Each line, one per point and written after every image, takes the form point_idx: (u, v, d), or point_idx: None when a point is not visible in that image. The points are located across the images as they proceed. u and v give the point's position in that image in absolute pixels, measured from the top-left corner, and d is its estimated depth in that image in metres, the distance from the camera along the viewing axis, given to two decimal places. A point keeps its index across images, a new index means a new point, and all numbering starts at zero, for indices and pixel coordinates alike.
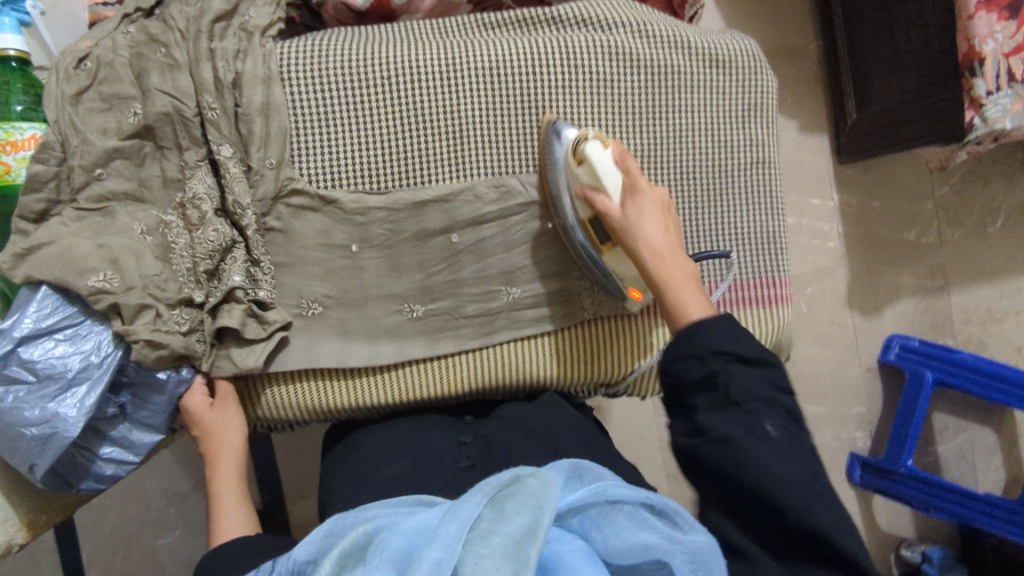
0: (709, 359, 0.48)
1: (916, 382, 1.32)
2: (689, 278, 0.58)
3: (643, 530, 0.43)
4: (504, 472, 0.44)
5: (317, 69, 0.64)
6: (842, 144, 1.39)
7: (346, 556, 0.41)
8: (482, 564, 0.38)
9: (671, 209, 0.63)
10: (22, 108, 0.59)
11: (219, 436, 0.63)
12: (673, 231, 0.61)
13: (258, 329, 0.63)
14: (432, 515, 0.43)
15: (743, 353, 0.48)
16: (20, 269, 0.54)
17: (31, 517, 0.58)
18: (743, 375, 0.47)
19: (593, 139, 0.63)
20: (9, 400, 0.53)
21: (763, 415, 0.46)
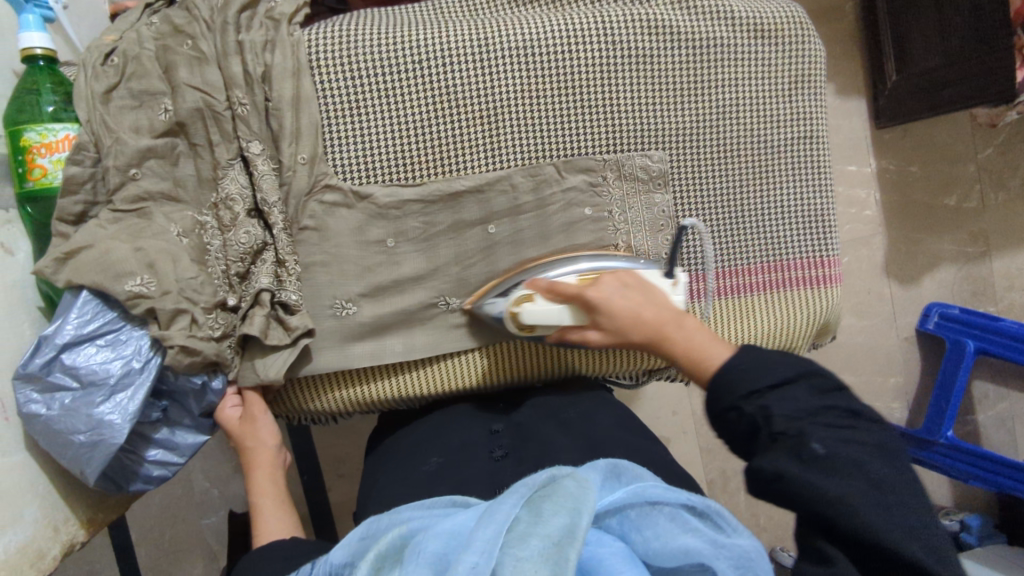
0: (744, 404, 0.45)
1: (958, 351, 1.30)
2: (694, 337, 0.53)
3: (685, 532, 0.42)
4: (540, 473, 0.44)
5: (347, 56, 0.63)
6: (881, 107, 1.33)
7: (381, 560, 0.40)
8: (520, 567, 0.37)
9: (633, 278, 0.57)
10: (53, 109, 0.58)
11: (252, 447, 0.62)
12: (639, 303, 0.55)
13: (282, 335, 0.62)
14: (469, 516, 0.42)
15: (767, 378, 0.45)
16: (62, 274, 0.54)
17: (89, 516, 0.59)
18: (777, 400, 0.44)
19: (522, 302, 0.60)
20: (57, 408, 0.53)
21: (813, 434, 0.41)
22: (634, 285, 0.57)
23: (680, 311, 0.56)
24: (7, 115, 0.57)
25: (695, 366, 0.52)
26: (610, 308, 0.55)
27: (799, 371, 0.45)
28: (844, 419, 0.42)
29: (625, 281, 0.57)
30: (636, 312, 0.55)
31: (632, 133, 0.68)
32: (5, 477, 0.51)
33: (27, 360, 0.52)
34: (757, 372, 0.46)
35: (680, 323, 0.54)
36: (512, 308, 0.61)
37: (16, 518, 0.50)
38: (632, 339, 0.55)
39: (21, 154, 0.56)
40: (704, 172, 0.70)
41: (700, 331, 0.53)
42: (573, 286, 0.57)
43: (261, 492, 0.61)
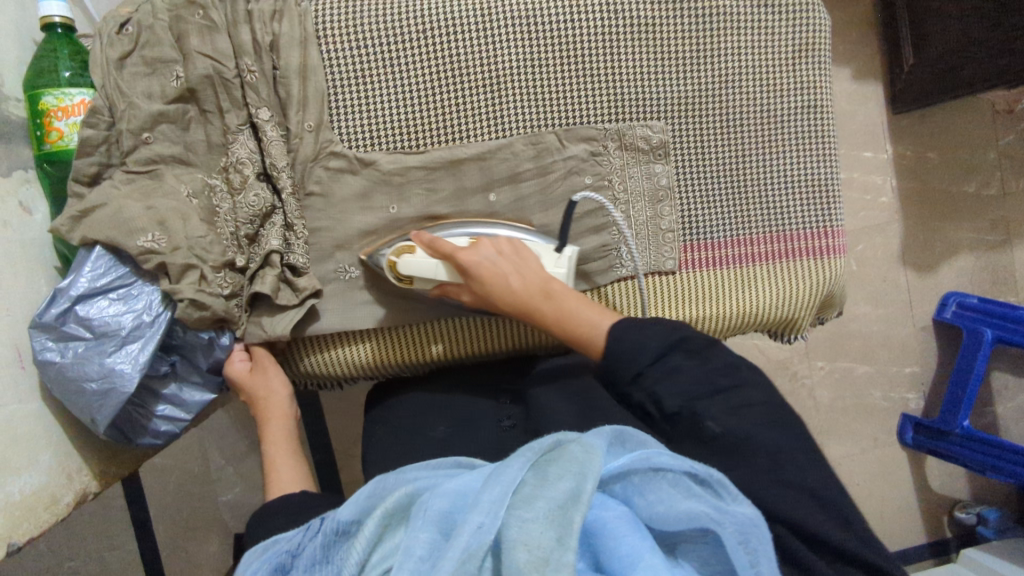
0: (635, 390, 0.50)
1: (975, 340, 1.27)
2: (564, 305, 0.58)
3: (687, 497, 0.41)
4: (547, 438, 0.45)
5: (352, 26, 0.64)
6: (897, 92, 1.32)
7: (388, 517, 0.41)
8: (526, 528, 0.38)
9: (511, 245, 0.61)
10: (70, 74, 0.60)
11: (264, 400, 0.65)
12: (509, 271, 0.59)
13: (291, 295, 0.64)
14: (475, 477, 0.43)
15: (644, 358, 0.50)
16: (77, 231, 0.56)
17: (101, 469, 0.61)
18: (661, 383, 0.49)
19: (400, 255, 0.61)
20: (70, 356, 0.55)
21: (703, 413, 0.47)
22: (513, 254, 0.60)
23: (549, 278, 0.60)
24: (27, 80, 0.59)
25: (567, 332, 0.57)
26: (480, 273, 0.58)
27: (674, 343, 0.50)
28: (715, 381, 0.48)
29: (501, 250, 0.60)
30: (504, 281, 0.58)
31: (634, 103, 0.68)
32: (20, 422, 0.53)
33: (43, 311, 0.54)
34: (636, 352, 0.50)
35: (549, 296, 0.58)
36: (393, 258, 0.61)
37: (29, 462, 0.52)
38: (500, 305, 0.59)
39: (40, 118, 0.58)
40: (705, 143, 0.70)
41: (573, 301, 0.58)
42: (448, 246, 0.59)
43: (275, 441, 0.65)
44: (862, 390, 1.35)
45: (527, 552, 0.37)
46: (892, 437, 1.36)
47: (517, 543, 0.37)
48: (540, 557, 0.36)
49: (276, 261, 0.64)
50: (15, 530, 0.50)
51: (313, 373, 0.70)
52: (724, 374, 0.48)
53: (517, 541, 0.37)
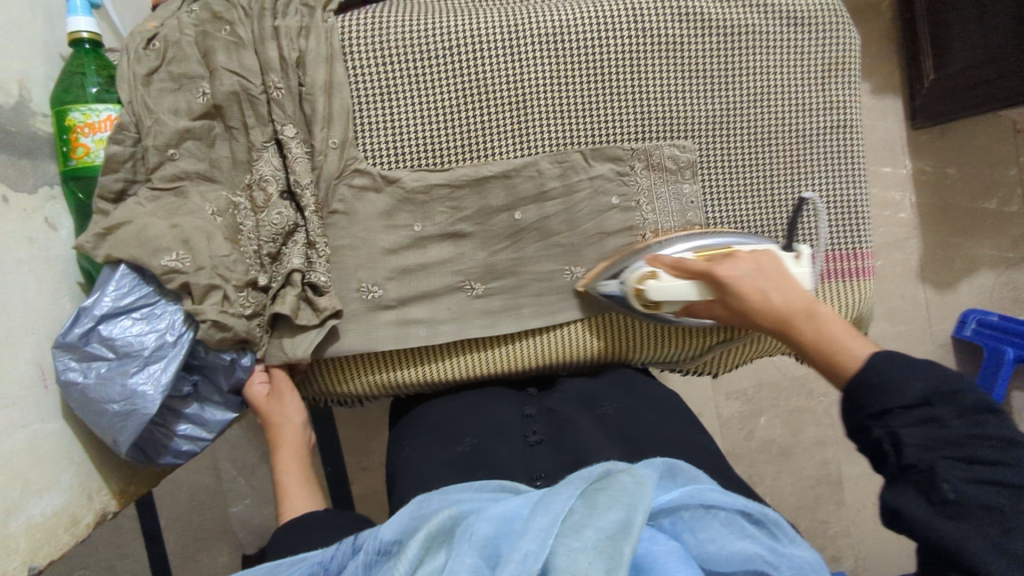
0: (873, 424, 0.46)
1: (996, 359, 1.27)
2: (827, 329, 0.53)
3: (740, 538, 0.41)
4: (596, 467, 0.44)
5: (379, 43, 0.64)
6: (917, 107, 1.30)
7: (431, 540, 0.40)
8: (574, 558, 0.37)
9: (752, 259, 0.58)
10: (97, 90, 0.60)
11: (279, 426, 0.64)
12: (768, 287, 0.56)
13: (311, 316, 0.63)
14: (520, 503, 0.43)
15: (901, 397, 0.44)
16: (102, 248, 0.55)
17: (121, 488, 0.61)
18: (911, 428, 0.43)
19: (649, 279, 0.61)
20: (93, 377, 0.54)
21: (943, 471, 0.41)
22: (769, 268, 0.58)
23: (811, 297, 0.55)
24: (55, 95, 0.59)
25: (823, 356, 0.52)
26: (738, 290, 0.57)
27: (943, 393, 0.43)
28: (988, 455, 0.40)
29: (761, 265, 0.58)
30: (763, 297, 0.56)
31: (663, 121, 0.68)
32: (43, 443, 0.52)
33: (67, 330, 0.53)
34: (891, 387, 0.45)
35: (802, 315, 0.54)
36: (637, 286, 0.62)
37: (50, 483, 0.52)
38: (757, 321, 0.57)
39: (66, 133, 0.58)
40: (734, 162, 0.69)
41: (828, 322, 0.53)
42: (702, 266, 0.59)
43: (290, 468, 0.63)
44: None
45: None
46: None
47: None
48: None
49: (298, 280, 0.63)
50: (37, 553, 0.50)
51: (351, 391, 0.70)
52: (994, 446, 0.41)
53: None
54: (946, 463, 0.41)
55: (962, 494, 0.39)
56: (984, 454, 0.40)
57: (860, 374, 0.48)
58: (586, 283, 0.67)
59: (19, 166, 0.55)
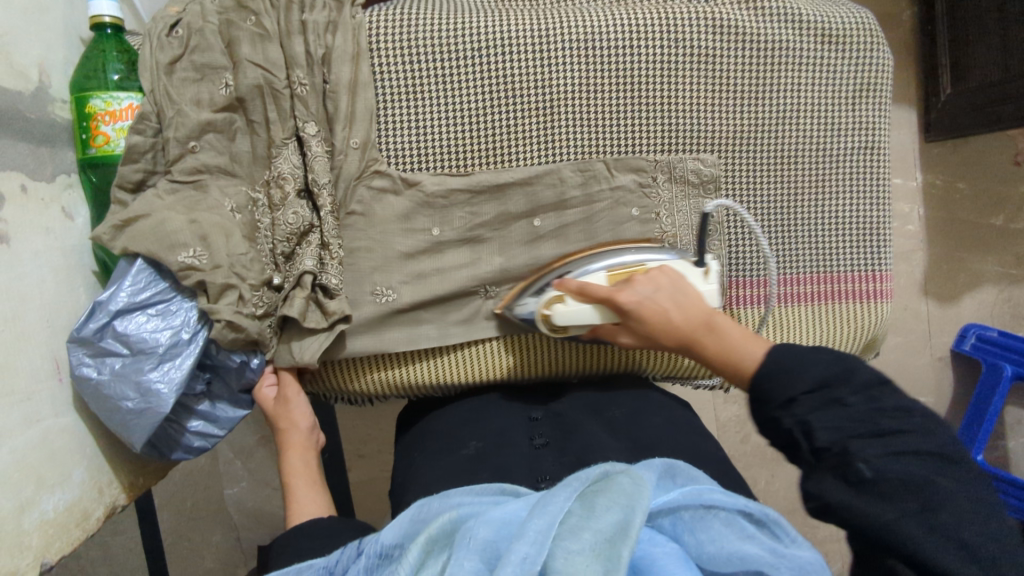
0: (782, 415, 0.46)
1: (994, 375, 1.25)
2: (726, 339, 0.53)
3: (740, 538, 0.41)
4: (593, 469, 0.44)
5: (407, 40, 0.63)
6: (932, 120, 1.30)
7: (432, 543, 0.40)
8: (572, 561, 0.37)
9: (650, 277, 0.57)
10: (118, 77, 0.59)
11: (288, 429, 0.63)
12: (668, 305, 0.55)
13: (320, 319, 0.62)
14: (518, 506, 0.43)
15: (804, 384, 0.45)
16: (118, 241, 0.55)
17: (130, 482, 0.60)
18: (818, 411, 0.44)
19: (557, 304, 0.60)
20: (107, 373, 0.53)
21: (858, 451, 0.41)
22: (666, 283, 0.56)
23: (710, 309, 0.55)
24: (75, 81, 0.58)
25: (727, 369, 0.53)
26: (639, 313, 0.55)
27: (840, 373, 0.45)
28: (887, 424, 0.42)
29: (659, 283, 0.56)
30: (665, 316, 0.55)
31: (688, 134, 0.67)
32: (56, 438, 0.51)
33: (82, 324, 0.53)
34: (795, 375, 0.46)
35: (694, 328, 0.55)
36: (546, 311, 0.61)
37: (64, 478, 0.51)
38: (662, 341, 0.57)
39: (86, 121, 0.57)
40: (756, 178, 0.69)
41: (724, 334, 0.54)
42: (605, 288, 0.57)
43: (296, 472, 0.62)
44: None
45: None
46: None
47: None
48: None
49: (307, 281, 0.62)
50: (48, 549, 0.49)
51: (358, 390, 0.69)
52: (892, 417, 0.42)
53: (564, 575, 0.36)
54: (855, 440, 0.42)
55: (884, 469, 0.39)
56: (885, 425, 0.42)
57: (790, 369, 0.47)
58: (501, 308, 0.67)
59: (38, 154, 0.54)
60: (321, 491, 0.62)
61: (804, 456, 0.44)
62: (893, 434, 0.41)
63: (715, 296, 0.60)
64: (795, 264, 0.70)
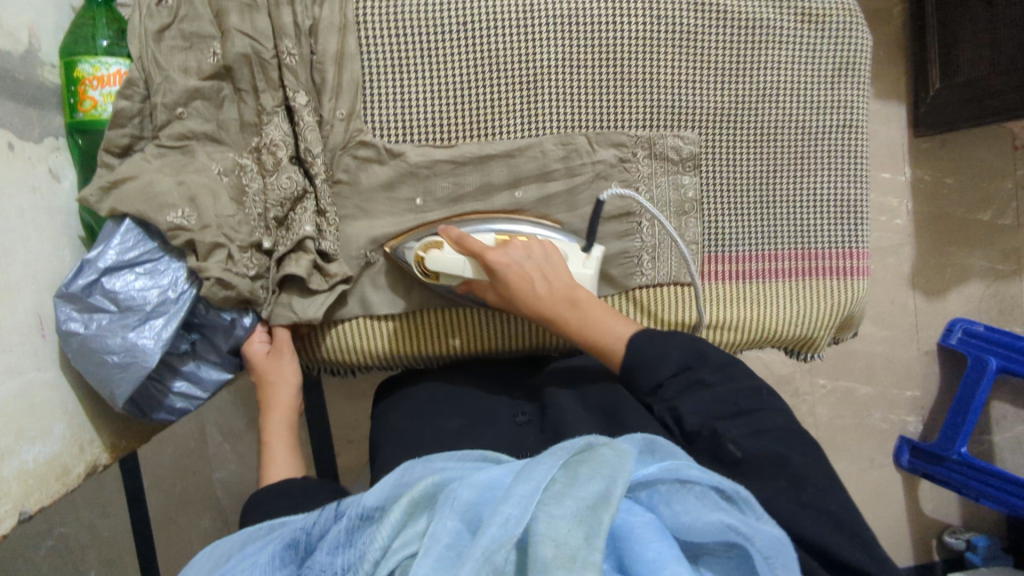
0: (653, 400, 0.55)
1: (978, 368, 1.25)
2: (589, 316, 0.59)
3: (715, 509, 0.39)
4: (578, 438, 0.42)
5: (393, 13, 0.64)
6: (920, 115, 1.31)
7: (413, 506, 0.39)
8: (554, 524, 0.36)
9: (525, 246, 0.60)
10: (107, 44, 0.60)
11: (273, 387, 0.64)
12: (536, 274, 0.59)
13: (321, 281, 0.64)
14: (503, 470, 0.41)
15: (669, 367, 0.54)
16: (105, 202, 0.55)
17: (112, 441, 0.61)
18: (683, 395, 0.54)
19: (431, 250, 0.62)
20: (94, 327, 0.54)
21: (726, 433, 0.50)
22: (538, 253, 0.60)
23: (573, 284, 0.60)
24: (64, 46, 0.59)
25: (595, 343, 0.59)
26: (507, 276, 0.58)
27: (696, 356, 0.55)
28: (743, 402, 0.52)
29: (531, 252, 0.60)
30: (530, 284, 0.59)
31: (669, 111, 0.68)
32: (37, 391, 0.52)
33: (70, 280, 0.54)
34: (655, 365, 0.54)
35: (559, 299, 0.59)
36: (420, 253, 0.62)
37: (46, 431, 0.52)
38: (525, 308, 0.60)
39: (75, 85, 0.58)
40: (735, 155, 0.70)
41: (587, 309, 0.60)
42: (478, 244, 0.59)
43: (269, 437, 0.63)
44: (862, 411, 1.35)
45: (555, 547, 0.35)
46: (887, 458, 1.36)
47: (545, 538, 0.35)
48: (567, 553, 0.34)
49: (310, 246, 0.63)
50: (28, 498, 0.50)
51: (348, 353, 0.69)
52: (746, 396, 0.52)
53: (545, 536, 0.35)
54: (720, 423, 0.51)
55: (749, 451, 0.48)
56: (741, 404, 0.52)
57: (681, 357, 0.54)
58: (391, 246, 0.65)
59: (25, 114, 0.54)
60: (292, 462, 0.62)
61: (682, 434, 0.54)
62: (745, 412, 0.52)
63: (591, 280, 0.63)
64: (773, 241, 0.71)
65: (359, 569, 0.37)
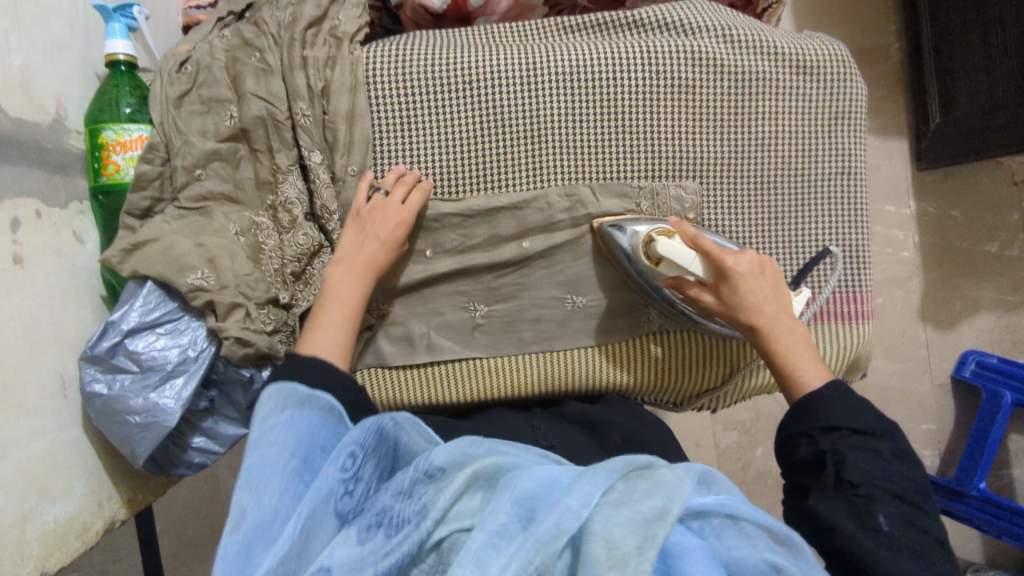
0: (820, 438, 0.54)
1: (994, 403, 1.25)
2: (793, 348, 0.60)
3: (767, 550, 0.38)
4: (642, 456, 0.42)
5: (402, 73, 0.66)
6: (922, 149, 1.32)
7: (475, 478, 0.40)
8: (610, 528, 0.36)
9: (767, 262, 0.63)
10: (130, 110, 0.62)
11: (365, 248, 0.63)
12: (762, 291, 0.61)
13: None
14: (566, 473, 0.42)
15: (854, 422, 0.53)
16: (128, 264, 0.57)
17: (130, 496, 0.62)
18: (855, 450, 0.52)
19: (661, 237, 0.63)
20: (116, 388, 0.56)
21: (881, 504, 0.49)
22: (768, 275, 0.62)
23: (792, 318, 0.62)
24: (89, 113, 0.61)
25: (787, 369, 0.60)
26: (738, 283, 0.60)
27: (886, 431, 0.53)
28: (914, 498, 0.50)
29: (763, 272, 0.62)
30: (757, 299, 0.61)
31: (671, 161, 0.70)
32: (59, 450, 0.53)
33: (95, 343, 0.55)
34: (844, 413, 0.54)
35: (777, 318, 0.61)
36: (651, 237, 0.63)
37: (65, 490, 0.53)
38: (742, 318, 0.61)
39: (99, 151, 0.60)
40: (738, 203, 0.71)
41: (793, 338, 0.61)
42: (716, 247, 0.60)
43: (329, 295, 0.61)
44: None
45: (605, 549, 0.35)
46: None
47: (599, 537, 0.35)
48: (620, 555, 0.34)
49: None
50: (48, 558, 0.51)
51: (402, 403, 0.72)
52: (914, 492, 0.50)
53: (599, 535, 0.35)
54: (881, 492, 0.50)
55: (894, 529, 0.48)
56: (910, 495, 0.50)
57: (817, 393, 0.56)
58: (599, 224, 0.68)
59: (52, 181, 0.57)
60: (345, 334, 0.60)
61: (827, 480, 0.52)
62: (910, 503, 0.50)
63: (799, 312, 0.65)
64: None
65: (420, 526, 0.38)
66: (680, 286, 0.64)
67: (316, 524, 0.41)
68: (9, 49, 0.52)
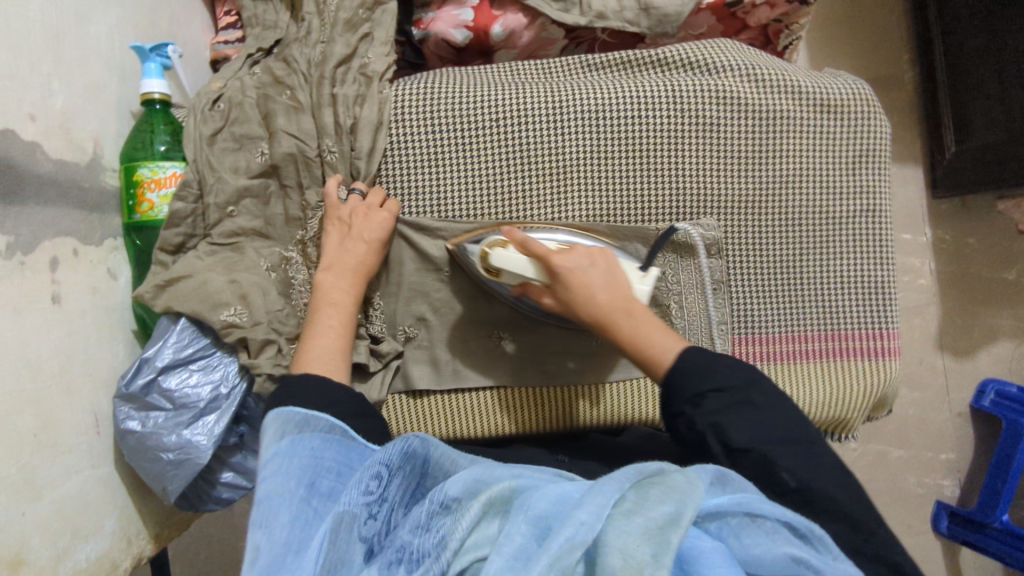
0: (692, 412, 0.51)
1: (1014, 431, 1.22)
2: (634, 334, 0.55)
3: (786, 544, 0.38)
4: (651, 464, 0.43)
5: (427, 109, 0.67)
6: (938, 178, 1.31)
7: (490, 504, 0.41)
8: (621, 538, 0.36)
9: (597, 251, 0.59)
10: (164, 148, 0.63)
11: (354, 249, 0.63)
12: (596, 280, 0.56)
13: (376, 362, 0.69)
14: (575, 488, 0.42)
15: (713, 382, 0.51)
16: (160, 300, 0.58)
17: (158, 530, 0.62)
18: (726, 410, 0.50)
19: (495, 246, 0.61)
20: (149, 424, 0.56)
21: (779, 459, 0.47)
22: (601, 263, 0.58)
23: (631, 300, 0.57)
24: (125, 152, 0.62)
25: (641, 353, 0.55)
26: (569, 279, 0.56)
27: (749, 382, 0.51)
28: (796, 434, 0.49)
29: (592, 261, 0.57)
30: (589, 291, 0.56)
31: (695, 199, 0.70)
32: (92, 487, 0.54)
33: (130, 380, 0.56)
34: (703, 375, 0.51)
35: (611, 307, 0.56)
36: (485, 249, 0.61)
37: (96, 528, 0.53)
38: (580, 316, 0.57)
39: (133, 188, 0.61)
40: (758, 238, 0.72)
41: (635, 326, 0.56)
42: (542, 247, 0.57)
43: (320, 299, 0.61)
44: (894, 474, 1.32)
45: (622, 559, 0.35)
46: (925, 525, 1.31)
47: (614, 548, 0.36)
48: (635, 564, 0.35)
49: (362, 333, 0.68)
50: None
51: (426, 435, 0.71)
52: (802, 430, 0.49)
53: (614, 547, 0.36)
54: (769, 448, 0.48)
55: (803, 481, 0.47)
56: (795, 436, 0.49)
57: (677, 365, 0.53)
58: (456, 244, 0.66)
59: (89, 220, 0.58)
60: (340, 338, 0.60)
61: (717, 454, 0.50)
62: (802, 443, 0.48)
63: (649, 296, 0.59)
64: (799, 322, 0.72)
65: (441, 557, 0.38)
66: (526, 288, 0.60)
67: (347, 551, 0.40)
68: (51, 92, 0.54)
